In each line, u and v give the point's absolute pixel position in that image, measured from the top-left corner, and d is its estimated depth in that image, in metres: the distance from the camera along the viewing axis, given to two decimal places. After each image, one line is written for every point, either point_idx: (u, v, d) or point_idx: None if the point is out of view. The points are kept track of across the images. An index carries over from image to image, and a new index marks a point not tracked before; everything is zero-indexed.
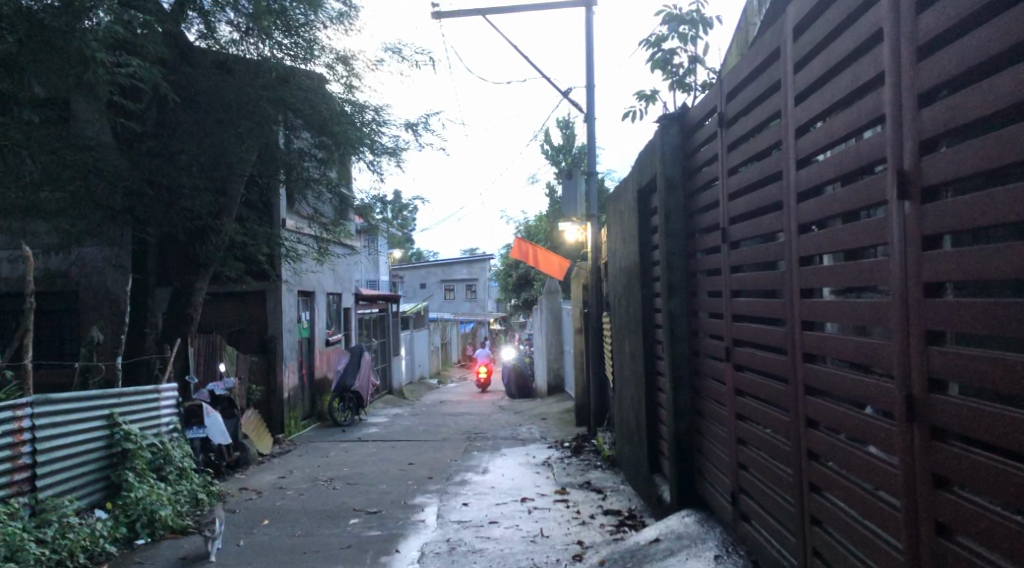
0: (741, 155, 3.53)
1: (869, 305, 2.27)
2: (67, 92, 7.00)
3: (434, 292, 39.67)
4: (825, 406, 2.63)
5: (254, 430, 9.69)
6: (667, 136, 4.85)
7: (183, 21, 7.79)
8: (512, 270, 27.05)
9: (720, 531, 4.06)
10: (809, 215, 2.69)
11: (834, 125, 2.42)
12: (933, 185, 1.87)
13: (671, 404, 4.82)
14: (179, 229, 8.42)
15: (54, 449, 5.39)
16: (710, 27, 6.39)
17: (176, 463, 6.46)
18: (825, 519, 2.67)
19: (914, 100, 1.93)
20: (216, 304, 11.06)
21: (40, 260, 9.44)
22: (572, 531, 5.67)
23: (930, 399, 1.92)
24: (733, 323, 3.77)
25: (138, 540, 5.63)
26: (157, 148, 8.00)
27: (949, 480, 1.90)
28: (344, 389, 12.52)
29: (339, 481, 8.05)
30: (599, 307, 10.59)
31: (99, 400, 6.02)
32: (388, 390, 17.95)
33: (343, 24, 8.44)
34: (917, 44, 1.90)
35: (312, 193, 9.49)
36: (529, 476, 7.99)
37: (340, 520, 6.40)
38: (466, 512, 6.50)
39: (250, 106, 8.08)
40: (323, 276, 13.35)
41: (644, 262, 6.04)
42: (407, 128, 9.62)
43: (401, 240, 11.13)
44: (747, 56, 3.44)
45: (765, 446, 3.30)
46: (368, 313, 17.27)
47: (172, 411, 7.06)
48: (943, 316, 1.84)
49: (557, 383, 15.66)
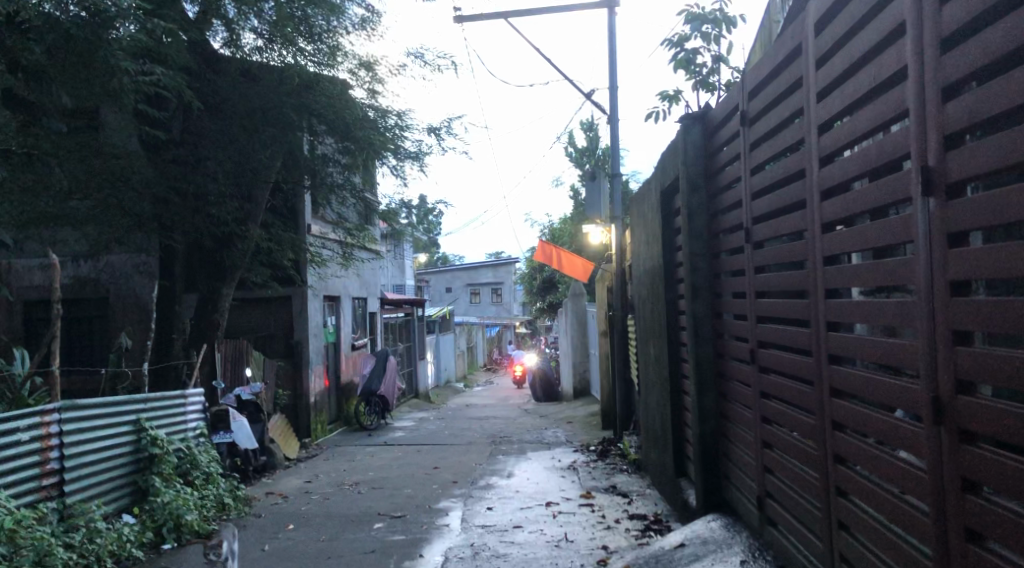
0: (764, 153, 3.47)
1: (895, 305, 2.21)
2: (95, 102, 7.11)
3: (459, 296, 39.76)
4: (851, 409, 2.57)
5: (280, 435, 9.76)
6: (689, 136, 4.79)
7: (207, 29, 7.83)
8: (537, 273, 27.02)
9: (747, 537, 3.99)
10: (834, 212, 2.63)
11: (856, 122, 2.37)
12: (958, 182, 1.81)
13: (696, 407, 4.75)
14: (205, 236, 8.50)
15: (82, 453, 5.46)
16: (733, 26, 6.32)
17: (202, 468, 6.50)
18: (852, 524, 2.61)
19: (937, 94, 1.87)
20: (243, 310, 11.16)
21: (69, 268, 9.60)
22: (597, 536, 5.61)
23: (958, 399, 1.86)
24: (757, 324, 3.70)
25: (165, 544, 5.66)
26: (184, 156, 8.10)
27: (978, 485, 1.83)
28: (369, 393, 12.58)
29: (365, 486, 8.07)
30: (624, 310, 10.52)
31: (127, 405, 6.09)
32: (413, 393, 18.00)
33: (366, 30, 8.50)
34: (941, 36, 1.84)
35: (336, 198, 9.56)
36: (554, 480, 7.94)
37: (364, 524, 6.41)
38: (490, 516, 6.47)
39: (275, 111, 8.13)
40: (348, 281, 13.43)
41: (668, 264, 5.98)
42: (430, 132, 9.65)
43: (426, 245, 11.16)
44: (768, 53, 3.38)
45: (791, 449, 3.23)
46: (393, 317, 17.34)
47: (198, 416, 7.10)
48: (969, 316, 1.78)
49: (583, 385, 15.60)
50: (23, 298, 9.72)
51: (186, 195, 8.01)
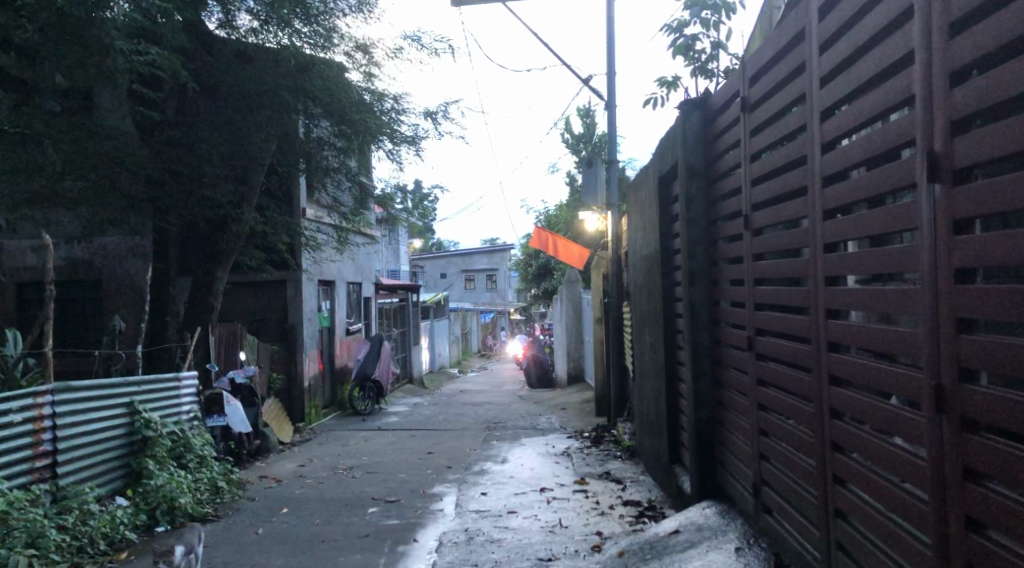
0: (764, 140, 3.45)
1: (896, 293, 2.19)
2: (88, 83, 7.03)
3: (454, 282, 39.74)
4: (850, 397, 2.56)
5: (274, 419, 9.74)
6: (688, 121, 4.76)
7: (203, 10, 7.83)
8: (532, 259, 27.00)
9: (741, 524, 3.99)
10: (834, 200, 2.61)
11: (859, 106, 2.34)
12: (965, 167, 1.79)
13: (693, 394, 4.74)
14: (199, 218, 8.42)
15: (74, 436, 5.43)
16: (733, 12, 6.27)
17: (196, 451, 6.48)
18: (849, 513, 2.60)
19: (945, 78, 1.85)
20: (237, 293, 11.12)
21: (63, 250, 9.54)
22: (592, 522, 5.62)
23: (961, 389, 1.84)
24: (755, 311, 3.69)
25: (158, 527, 5.64)
26: (178, 137, 8.03)
27: (979, 473, 1.82)
28: (363, 377, 12.55)
29: (359, 470, 8.07)
30: (620, 297, 10.50)
31: (120, 388, 6.07)
32: (407, 379, 18.00)
33: (363, 13, 8.40)
34: (950, 20, 1.81)
35: (331, 181, 9.51)
36: (548, 466, 7.95)
37: (359, 508, 6.40)
38: (485, 501, 6.48)
39: (270, 94, 8.05)
40: (343, 266, 13.38)
41: (665, 251, 5.95)
42: (427, 116, 9.60)
43: (421, 230, 11.13)
44: (770, 38, 3.34)
45: (788, 437, 3.23)
46: (388, 302, 17.31)
47: (192, 399, 7.08)
48: (974, 303, 1.76)
49: (577, 372, 15.60)
50: (15, 280, 9.66)
51: (180, 176, 7.95)
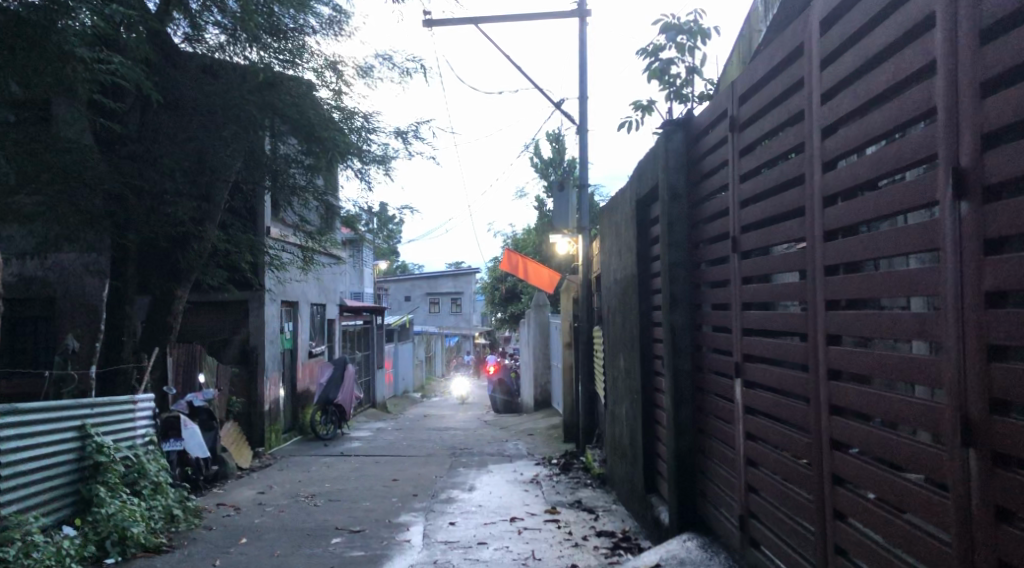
0: (755, 160, 3.35)
1: (907, 317, 2.05)
2: (47, 94, 6.76)
3: (419, 305, 39.41)
4: (852, 426, 2.43)
5: (232, 444, 9.37)
6: (671, 142, 4.66)
7: (169, 22, 7.58)
8: (499, 283, 26.89)
9: (725, 558, 3.85)
10: (836, 220, 2.49)
11: (868, 121, 2.23)
12: (996, 183, 1.67)
13: (672, 421, 4.61)
14: (159, 236, 8.10)
15: (18, 462, 5.10)
16: (708, 38, 6.23)
17: (151, 477, 6.12)
18: (852, 549, 2.47)
19: (975, 90, 1.74)
20: (197, 313, 10.80)
21: (14, 266, 9.15)
22: (566, 554, 5.43)
23: (992, 422, 1.71)
24: (744, 337, 3.56)
25: (107, 558, 5.31)
26: (139, 152, 7.78)
27: (1012, 514, 1.69)
28: (326, 401, 12.20)
29: (321, 498, 7.75)
30: (590, 320, 10.38)
31: (70, 411, 5.77)
32: (370, 403, 17.65)
33: (334, 30, 8.27)
34: (981, 26, 1.71)
35: (297, 200, 9.22)
36: (517, 494, 7.75)
37: (322, 539, 6.13)
38: (453, 531, 6.25)
39: (237, 110, 7.87)
40: (307, 287, 13.12)
41: (642, 275, 5.85)
42: (397, 136, 9.47)
43: (387, 252, 10.91)
44: (764, 54, 3.25)
45: (780, 467, 3.10)
46: (352, 325, 17.01)
47: (147, 422, 6.77)
48: (1007, 329, 1.64)
49: (544, 397, 15.44)
50: None
51: (141, 193, 7.69)
